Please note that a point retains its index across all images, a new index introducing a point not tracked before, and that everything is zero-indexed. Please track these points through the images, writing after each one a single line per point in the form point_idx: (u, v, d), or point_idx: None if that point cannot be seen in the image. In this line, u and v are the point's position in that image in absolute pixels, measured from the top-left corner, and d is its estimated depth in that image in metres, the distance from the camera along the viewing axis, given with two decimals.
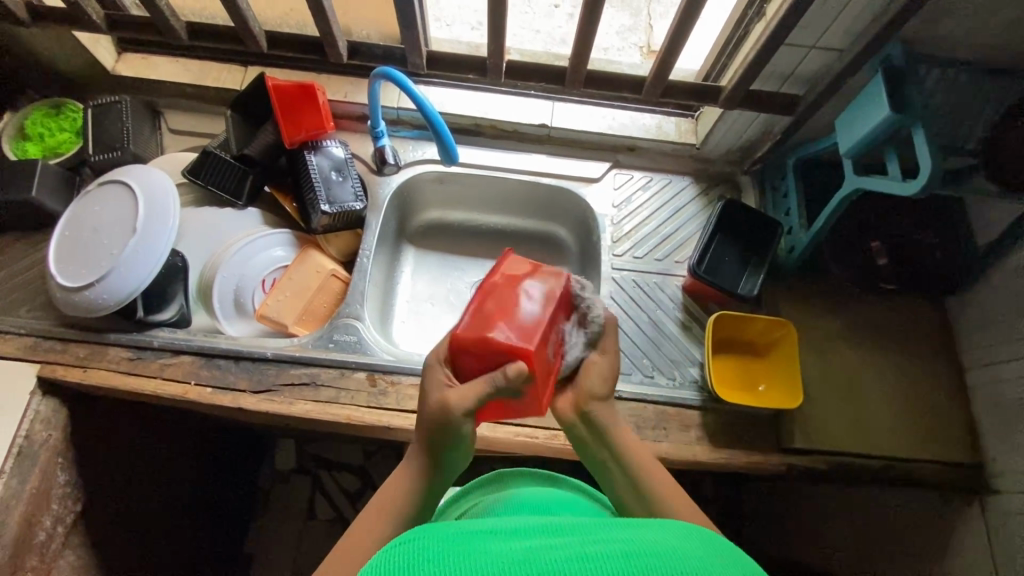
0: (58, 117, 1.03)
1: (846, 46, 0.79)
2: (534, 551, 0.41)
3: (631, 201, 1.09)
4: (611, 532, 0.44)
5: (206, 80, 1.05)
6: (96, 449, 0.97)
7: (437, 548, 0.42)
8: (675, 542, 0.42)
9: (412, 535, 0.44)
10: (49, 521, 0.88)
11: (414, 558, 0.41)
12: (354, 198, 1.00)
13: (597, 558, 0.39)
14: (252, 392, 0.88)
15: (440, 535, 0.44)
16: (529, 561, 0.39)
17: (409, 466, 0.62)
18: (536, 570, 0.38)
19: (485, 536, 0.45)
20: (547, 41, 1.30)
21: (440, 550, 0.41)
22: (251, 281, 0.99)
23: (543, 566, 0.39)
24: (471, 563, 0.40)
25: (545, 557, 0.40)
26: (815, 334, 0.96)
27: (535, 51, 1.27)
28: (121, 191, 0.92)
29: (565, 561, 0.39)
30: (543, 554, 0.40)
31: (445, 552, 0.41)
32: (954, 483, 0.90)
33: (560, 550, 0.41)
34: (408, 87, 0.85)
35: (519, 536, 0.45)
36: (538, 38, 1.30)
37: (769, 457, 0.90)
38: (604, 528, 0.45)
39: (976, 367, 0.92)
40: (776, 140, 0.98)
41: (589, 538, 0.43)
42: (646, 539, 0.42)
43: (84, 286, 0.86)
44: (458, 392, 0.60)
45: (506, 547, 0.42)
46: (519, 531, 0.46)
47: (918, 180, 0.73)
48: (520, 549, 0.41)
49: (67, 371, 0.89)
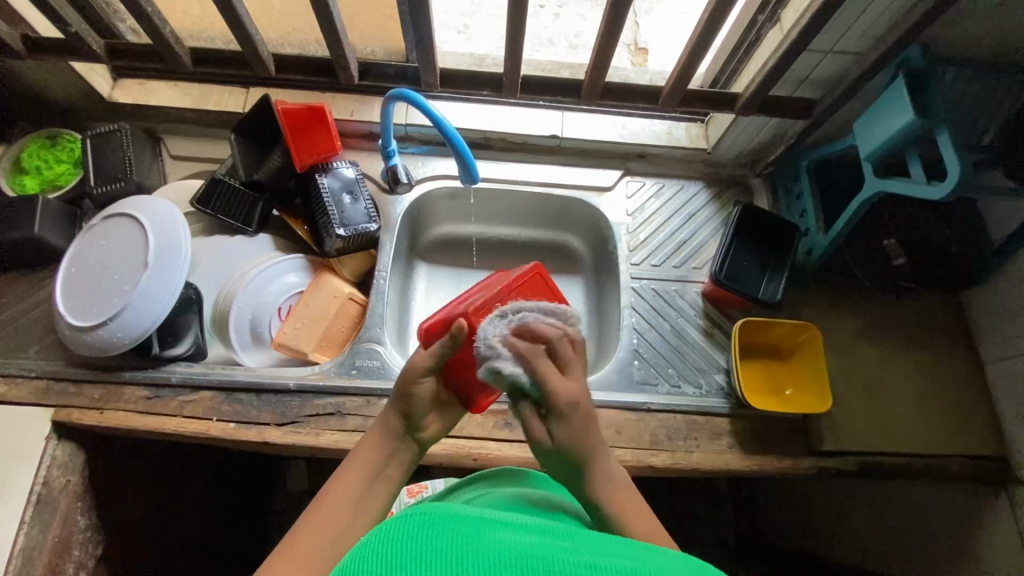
0: (54, 148, 0.99)
1: (864, 50, 0.79)
2: (543, 548, 0.41)
3: (644, 208, 1.09)
4: (622, 548, 0.43)
5: (208, 104, 1.03)
6: (113, 490, 0.94)
7: (448, 524, 0.42)
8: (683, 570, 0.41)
9: (426, 506, 0.45)
10: (73, 566, 0.86)
11: (425, 528, 0.41)
12: (367, 219, 0.98)
13: (605, 569, 0.39)
14: (278, 425, 0.86)
15: (452, 511, 0.44)
16: (537, 556, 0.39)
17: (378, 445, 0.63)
18: (543, 566, 0.38)
19: (497, 524, 0.44)
20: (536, 43, 1.28)
21: (451, 527, 0.42)
22: (267, 310, 0.97)
23: (551, 564, 0.38)
24: (476, 547, 0.39)
25: (554, 556, 0.40)
26: (838, 335, 0.96)
27: (524, 54, 1.25)
28: (129, 224, 0.89)
29: (574, 565, 0.39)
30: (554, 552, 0.40)
31: (455, 530, 0.41)
32: (980, 475, 0.91)
33: (572, 553, 0.40)
34: (425, 106, 0.83)
35: (529, 531, 0.45)
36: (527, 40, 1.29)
37: (800, 460, 0.90)
38: (617, 544, 0.44)
39: (995, 360, 0.93)
40: (789, 143, 0.98)
41: (601, 549, 0.42)
42: (656, 562, 0.41)
43: (95, 324, 0.83)
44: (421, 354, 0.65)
45: (517, 540, 0.42)
46: (533, 524, 0.46)
47: (946, 183, 0.73)
48: (531, 544, 0.41)
49: (83, 414, 0.86)
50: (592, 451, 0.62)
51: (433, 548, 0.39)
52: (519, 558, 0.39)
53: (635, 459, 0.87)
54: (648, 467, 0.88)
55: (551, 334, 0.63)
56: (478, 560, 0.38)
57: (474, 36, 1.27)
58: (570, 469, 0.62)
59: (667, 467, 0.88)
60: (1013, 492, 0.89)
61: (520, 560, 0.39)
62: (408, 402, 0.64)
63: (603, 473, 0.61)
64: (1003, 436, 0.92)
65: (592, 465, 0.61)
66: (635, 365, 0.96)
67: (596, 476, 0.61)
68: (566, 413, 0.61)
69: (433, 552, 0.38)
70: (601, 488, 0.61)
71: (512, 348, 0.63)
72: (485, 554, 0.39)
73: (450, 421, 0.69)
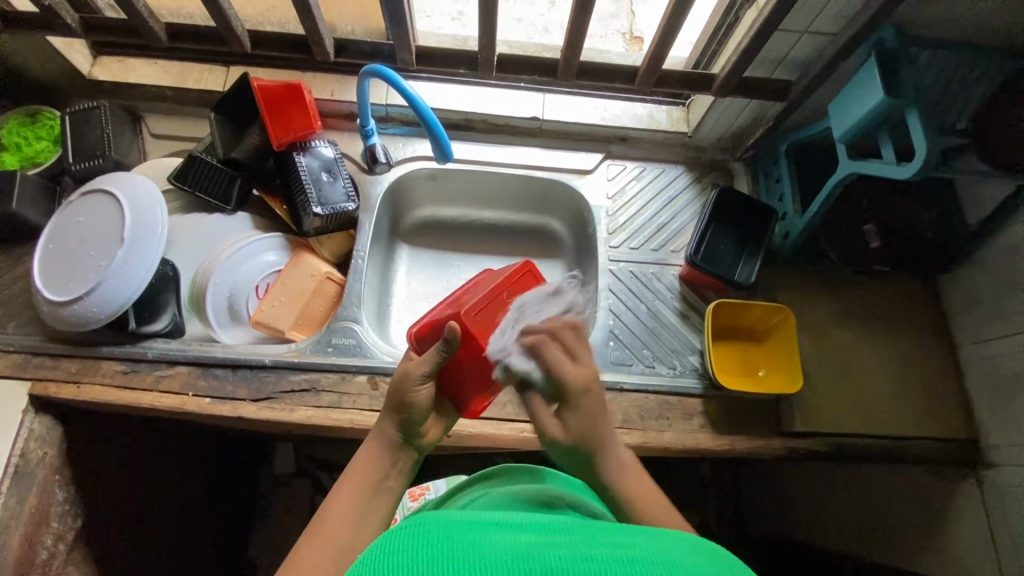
0: (34, 125, 0.99)
1: (838, 30, 0.79)
2: (539, 547, 0.42)
3: (624, 191, 1.09)
4: (617, 537, 0.44)
5: (187, 83, 1.03)
6: (91, 465, 0.95)
7: (442, 533, 0.43)
8: (680, 552, 0.42)
9: (422, 518, 0.46)
10: (50, 539, 0.88)
11: (419, 539, 0.42)
12: (346, 198, 0.98)
13: (603, 560, 0.40)
14: (253, 400, 0.87)
15: (446, 521, 0.45)
16: (533, 556, 0.40)
17: (377, 454, 0.65)
18: (541, 565, 0.39)
19: (492, 527, 0.45)
20: (530, 29, 1.28)
21: (445, 536, 0.42)
22: (244, 288, 0.97)
23: (548, 562, 0.39)
24: (473, 552, 0.40)
25: (551, 553, 0.41)
26: (813, 318, 0.97)
27: (518, 39, 1.25)
28: (104, 200, 0.89)
29: (570, 561, 0.40)
30: (547, 550, 0.41)
31: (451, 538, 0.42)
32: (950, 458, 0.91)
33: (565, 549, 0.41)
34: (399, 83, 0.82)
35: (523, 530, 0.46)
36: (520, 26, 1.28)
37: (771, 441, 0.91)
38: (611, 534, 0.45)
39: (969, 344, 0.93)
40: (767, 126, 0.98)
41: (596, 540, 0.44)
42: (652, 548, 0.42)
43: (71, 299, 0.84)
44: (415, 361, 0.67)
45: (511, 540, 0.43)
46: (526, 523, 0.47)
47: (913, 164, 0.73)
48: (525, 543, 0.42)
49: (60, 388, 0.87)
50: (603, 430, 0.67)
51: (430, 560, 0.39)
52: (516, 559, 0.40)
53: None
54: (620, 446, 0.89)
55: (554, 328, 0.67)
56: (473, 565, 0.39)
57: (468, 23, 1.27)
58: (580, 455, 0.67)
59: (637, 446, 0.88)
60: (982, 475, 0.89)
61: (515, 561, 0.39)
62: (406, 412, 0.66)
63: (613, 457, 0.67)
64: (974, 420, 0.92)
65: (602, 451, 0.67)
66: (611, 345, 0.97)
67: (608, 450, 0.67)
68: (575, 399, 0.67)
69: (429, 562, 0.39)
70: (609, 461, 0.67)
71: (523, 344, 0.67)
72: (478, 558, 0.40)
73: (447, 425, 0.71)
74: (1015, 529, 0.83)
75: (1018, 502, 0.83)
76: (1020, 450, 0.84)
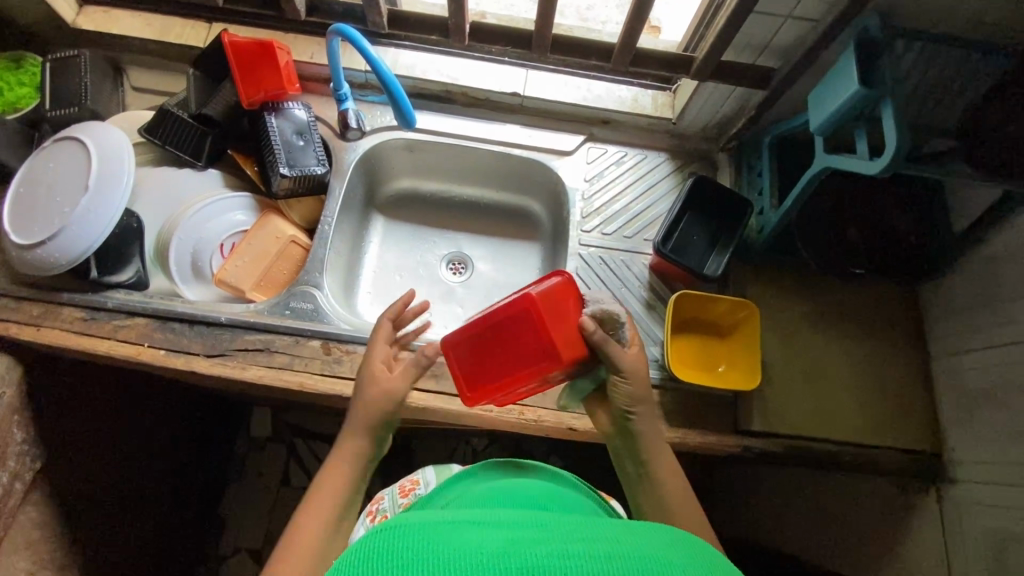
0: (17, 70, 1.00)
1: (820, 16, 0.75)
2: (515, 544, 0.40)
3: (603, 175, 1.06)
4: (596, 531, 0.43)
5: (168, 36, 1.02)
6: (52, 409, 0.96)
7: (417, 535, 0.41)
8: (659, 547, 0.41)
9: (395, 521, 0.44)
10: (6, 477, 0.89)
11: (395, 540, 0.40)
12: (316, 162, 0.98)
13: (580, 557, 0.38)
14: (207, 356, 0.88)
15: (419, 522, 0.43)
16: (510, 554, 0.39)
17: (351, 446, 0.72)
18: (519, 564, 0.38)
19: (472, 527, 0.44)
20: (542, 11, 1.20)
21: (421, 535, 0.41)
22: (209, 245, 0.98)
23: (525, 561, 0.38)
24: (446, 553, 0.39)
25: (527, 550, 0.39)
26: (782, 316, 0.94)
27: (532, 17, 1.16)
28: (75, 147, 0.90)
29: (548, 557, 0.38)
30: (526, 547, 0.39)
31: (426, 539, 0.40)
32: (913, 471, 0.88)
33: (544, 545, 0.40)
34: (361, 45, 0.82)
35: (501, 528, 0.44)
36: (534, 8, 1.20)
37: (726, 438, 0.89)
38: (590, 528, 0.44)
39: (944, 355, 0.90)
40: (751, 116, 0.95)
41: (576, 535, 0.42)
42: (629, 542, 0.41)
43: (34, 243, 0.85)
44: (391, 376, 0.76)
45: (488, 538, 0.41)
46: (508, 522, 0.45)
47: (883, 158, 0.70)
48: (503, 539, 0.41)
49: (20, 329, 0.88)
50: (643, 393, 0.73)
51: (405, 562, 0.38)
52: (491, 557, 0.38)
53: (555, 420, 0.88)
54: (569, 430, 0.88)
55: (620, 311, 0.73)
56: (450, 567, 0.37)
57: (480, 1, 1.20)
58: (620, 424, 0.74)
59: (587, 431, 0.87)
60: (943, 490, 0.86)
61: (494, 560, 0.38)
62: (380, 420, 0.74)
63: (647, 430, 0.73)
64: (940, 433, 0.89)
65: (637, 430, 0.73)
66: None
67: (643, 414, 0.73)
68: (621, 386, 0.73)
69: (403, 564, 0.38)
70: (645, 422, 0.73)
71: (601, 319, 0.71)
72: (457, 557, 0.38)
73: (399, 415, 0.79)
74: (971, 548, 0.80)
75: (975, 520, 0.80)
76: (982, 467, 0.81)
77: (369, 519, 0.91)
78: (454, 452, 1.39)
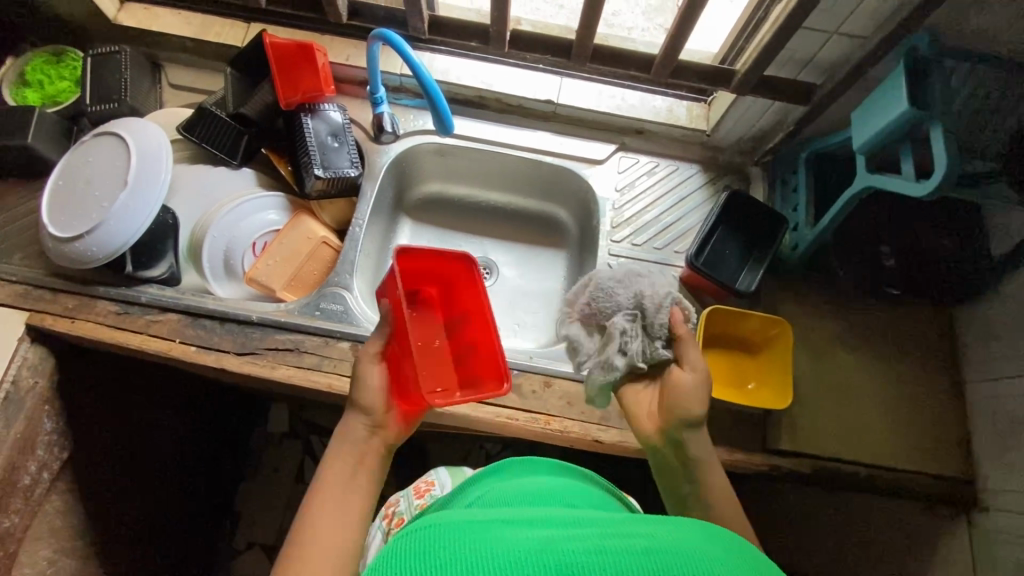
0: (59, 65, 1.02)
1: (869, 34, 0.74)
2: (551, 540, 0.41)
3: (634, 185, 1.06)
4: (632, 526, 0.43)
5: (207, 35, 1.03)
6: (81, 400, 0.97)
7: (454, 536, 0.42)
8: (696, 542, 0.41)
9: (434, 521, 0.45)
10: (34, 466, 0.90)
11: (434, 543, 0.42)
12: (350, 164, 0.98)
13: (616, 551, 0.39)
14: (236, 353, 0.88)
15: (457, 521, 0.45)
16: (547, 550, 0.39)
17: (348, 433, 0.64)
18: (556, 560, 0.38)
19: (510, 525, 0.45)
20: (569, 17, 1.19)
21: (459, 535, 0.42)
22: (242, 243, 0.98)
23: (561, 557, 0.38)
24: (485, 550, 0.40)
25: (564, 546, 0.40)
26: (812, 334, 0.94)
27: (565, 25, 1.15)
28: (114, 143, 0.91)
29: (583, 552, 0.39)
30: (563, 543, 0.40)
31: (463, 539, 0.42)
32: (945, 497, 0.87)
33: (580, 540, 0.41)
34: (405, 51, 0.83)
35: (537, 526, 0.45)
36: (561, 13, 1.19)
37: (752, 456, 0.88)
38: (625, 523, 0.44)
39: (977, 381, 0.88)
40: (789, 131, 0.94)
41: (611, 530, 0.43)
42: (662, 536, 0.41)
43: (73, 237, 0.86)
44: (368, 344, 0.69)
45: (524, 535, 0.42)
46: (544, 521, 0.46)
47: (932, 180, 0.69)
48: (539, 538, 0.41)
49: (55, 320, 0.89)
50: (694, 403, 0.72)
51: (447, 561, 0.39)
52: (529, 553, 0.39)
53: (582, 431, 0.88)
54: (594, 442, 0.87)
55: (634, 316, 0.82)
56: (490, 565, 0.38)
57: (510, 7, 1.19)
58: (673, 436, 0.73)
59: (613, 444, 0.87)
60: (973, 519, 0.85)
61: (533, 555, 0.39)
62: (382, 396, 0.66)
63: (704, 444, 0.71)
64: (972, 460, 0.88)
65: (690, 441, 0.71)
66: None
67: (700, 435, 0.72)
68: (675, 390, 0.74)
69: (444, 561, 0.39)
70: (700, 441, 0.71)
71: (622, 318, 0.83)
72: (497, 554, 0.39)
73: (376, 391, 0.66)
74: None
75: (1007, 549, 0.79)
76: (1018, 496, 0.80)
77: (385, 516, 0.90)
78: (468, 457, 1.39)
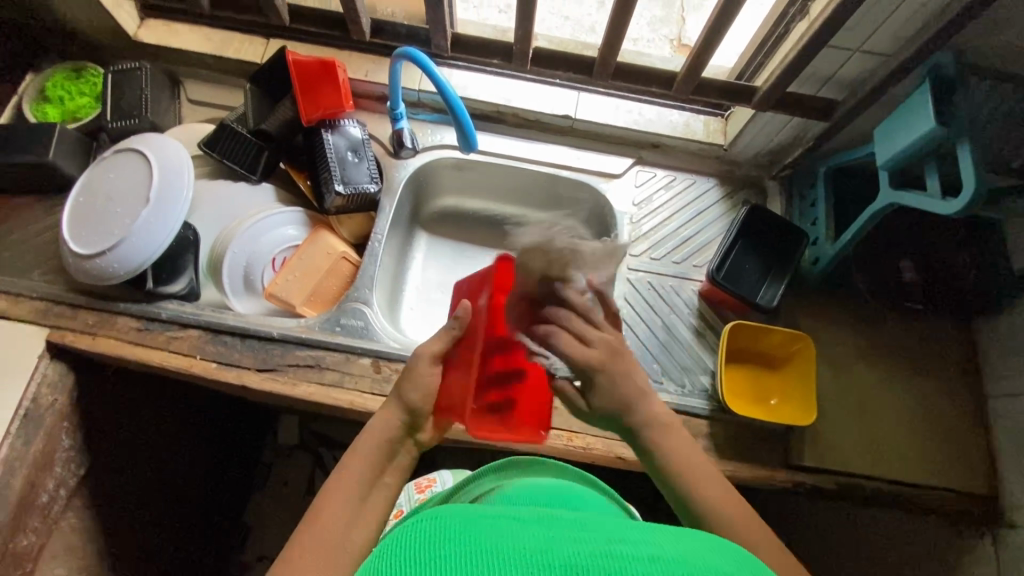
0: (78, 81, 1.02)
1: (894, 52, 0.75)
2: (557, 542, 0.40)
3: (652, 200, 1.06)
4: (639, 533, 0.42)
5: (228, 51, 1.04)
6: (99, 417, 0.97)
7: (454, 532, 0.41)
8: (704, 555, 0.40)
9: (432, 517, 0.44)
10: (52, 483, 0.89)
11: (433, 536, 0.40)
12: (369, 179, 0.98)
13: (624, 556, 0.37)
14: (257, 370, 0.88)
15: (457, 519, 0.43)
16: (550, 552, 0.38)
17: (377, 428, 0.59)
18: (560, 561, 0.37)
19: (512, 526, 0.43)
20: (576, 28, 1.19)
21: (460, 532, 0.41)
22: (261, 259, 0.98)
23: (565, 559, 0.37)
24: (485, 549, 0.38)
25: (569, 548, 0.39)
26: (833, 349, 0.93)
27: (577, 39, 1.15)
28: (135, 159, 0.91)
29: (589, 556, 0.37)
30: (566, 545, 0.39)
31: (461, 536, 0.40)
32: (969, 513, 0.86)
33: (585, 544, 0.39)
34: (430, 69, 0.83)
35: (541, 526, 0.43)
36: (567, 25, 1.19)
37: (776, 473, 0.87)
38: (631, 530, 0.43)
39: (1000, 396, 0.88)
40: (808, 146, 0.95)
41: (619, 535, 0.42)
42: (671, 545, 0.40)
43: (94, 253, 0.85)
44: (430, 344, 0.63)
45: (528, 536, 0.41)
46: (547, 522, 0.45)
47: (960, 198, 0.69)
48: (542, 539, 0.40)
49: (76, 337, 0.89)
50: (632, 396, 0.63)
51: (446, 557, 0.38)
52: (531, 554, 0.38)
53: (604, 448, 0.87)
54: (617, 459, 0.87)
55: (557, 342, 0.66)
56: (489, 564, 0.37)
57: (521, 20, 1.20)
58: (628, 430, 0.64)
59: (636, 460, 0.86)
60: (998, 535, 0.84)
61: (536, 556, 0.37)
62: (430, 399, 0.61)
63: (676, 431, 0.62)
64: (996, 475, 0.87)
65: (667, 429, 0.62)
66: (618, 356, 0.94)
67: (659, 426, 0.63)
68: (591, 380, 0.64)
69: (443, 557, 0.38)
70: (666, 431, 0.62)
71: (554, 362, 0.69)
72: (497, 554, 0.38)
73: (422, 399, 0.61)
74: None
75: None
76: None
77: None
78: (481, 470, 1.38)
